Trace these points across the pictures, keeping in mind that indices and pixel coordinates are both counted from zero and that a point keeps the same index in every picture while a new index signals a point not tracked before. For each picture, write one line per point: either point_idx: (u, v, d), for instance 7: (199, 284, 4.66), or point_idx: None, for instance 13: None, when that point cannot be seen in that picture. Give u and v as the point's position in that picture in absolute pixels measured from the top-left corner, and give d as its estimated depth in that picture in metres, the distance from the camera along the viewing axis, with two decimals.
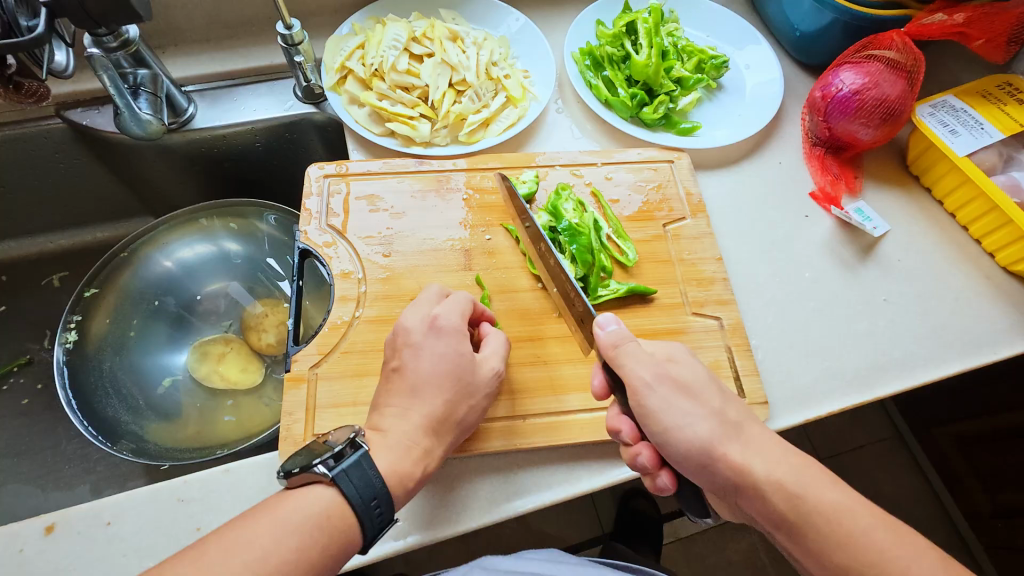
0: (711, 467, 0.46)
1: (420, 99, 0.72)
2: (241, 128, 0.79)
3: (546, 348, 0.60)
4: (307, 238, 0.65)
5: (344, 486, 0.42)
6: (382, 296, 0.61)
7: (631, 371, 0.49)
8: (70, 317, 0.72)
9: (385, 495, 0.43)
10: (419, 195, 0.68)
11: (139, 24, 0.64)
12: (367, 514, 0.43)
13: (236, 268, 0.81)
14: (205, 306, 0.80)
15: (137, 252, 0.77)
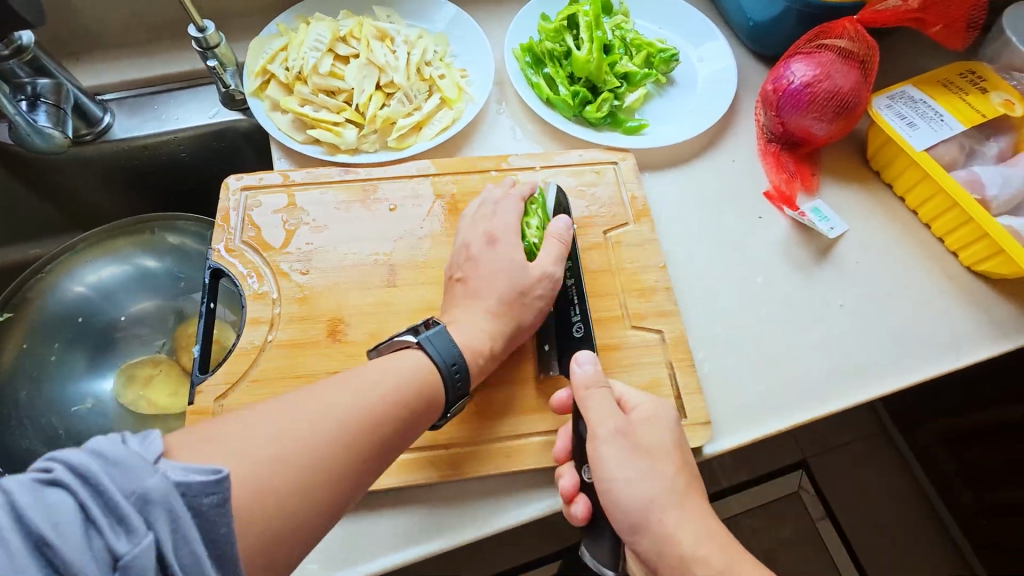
0: (638, 525, 0.44)
1: (346, 103, 0.68)
2: (163, 138, 0.75)
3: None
4: (219, 257, 0.60)
5: (430, 348, 0.47)
6: (298, 317, 0.57)
7: (591, 420, 0.47)
8: None
9: (463, 362, 0.48)
10: (343, 206, 0.64)
11: (32, 30, 0.59)
12: (448, 377, 0.47)
13: (160, 288, 0.77)
14: (135, 323, 0.76)
15: (54, 271, 0.72)
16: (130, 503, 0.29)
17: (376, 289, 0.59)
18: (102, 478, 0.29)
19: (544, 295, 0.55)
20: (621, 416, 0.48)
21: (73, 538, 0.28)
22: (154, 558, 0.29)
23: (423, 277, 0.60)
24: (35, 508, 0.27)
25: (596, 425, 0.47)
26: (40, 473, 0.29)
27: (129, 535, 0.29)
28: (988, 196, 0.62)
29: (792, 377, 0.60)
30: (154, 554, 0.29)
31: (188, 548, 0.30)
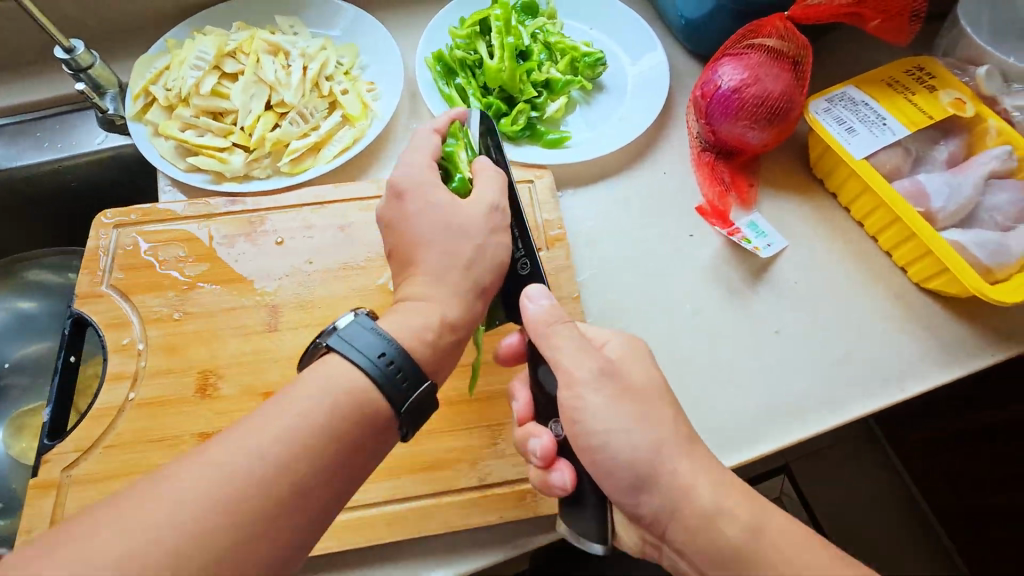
0: (648, 482, 0.38)
1: (232, 126, 0.62)
2: (47, 167, 0.69)
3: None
4: (81, 304, 0.54)
5: (347, 351, 0.37)
6: (163, 371, 0.51)
7: (556, 359, 0.42)
8: None
9: (408, 365, 0.38)
10: (225, 241, 0.58)
11: None
12: (389, 383, 0.37)
13: (42, 323, 0.73)
14: (25, 368, 0.70)
15: None
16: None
17: (255, 336, 0.53)
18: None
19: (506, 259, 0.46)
20: (596, 353, 0.42)
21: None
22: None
23: (309, 320, 0.54)
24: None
25: (574, 369, 0.41)
26: None
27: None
28: (933, 209, 0.56)
29: (722, 418, 0.54)
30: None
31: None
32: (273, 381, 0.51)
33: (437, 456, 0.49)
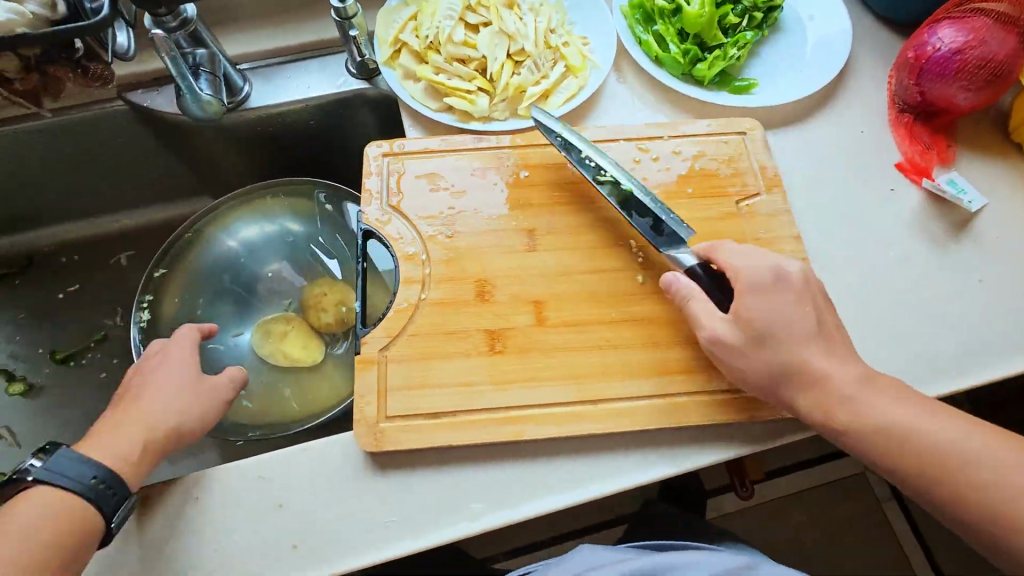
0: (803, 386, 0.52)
1: (477, 72, 0.69)
2: (299, 105, 0.78)
3: (610, 331, 0.58)
4: (368, 219, 0.63)
5: None
6: (447, 278, 0.60)
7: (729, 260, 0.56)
8: (143, 297, 0.75)
9: None
10: (479, 173, 0.66)
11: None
12: None
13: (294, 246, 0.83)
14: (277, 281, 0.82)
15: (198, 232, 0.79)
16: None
17: (517, 254, 0.62)
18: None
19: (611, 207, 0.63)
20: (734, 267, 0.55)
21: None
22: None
23: (561, 244, 0.62)
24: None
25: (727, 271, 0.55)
26: None
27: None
28: None
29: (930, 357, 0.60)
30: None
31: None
32: (539, 292, 0.60)
33: (688, 363, 0.56)
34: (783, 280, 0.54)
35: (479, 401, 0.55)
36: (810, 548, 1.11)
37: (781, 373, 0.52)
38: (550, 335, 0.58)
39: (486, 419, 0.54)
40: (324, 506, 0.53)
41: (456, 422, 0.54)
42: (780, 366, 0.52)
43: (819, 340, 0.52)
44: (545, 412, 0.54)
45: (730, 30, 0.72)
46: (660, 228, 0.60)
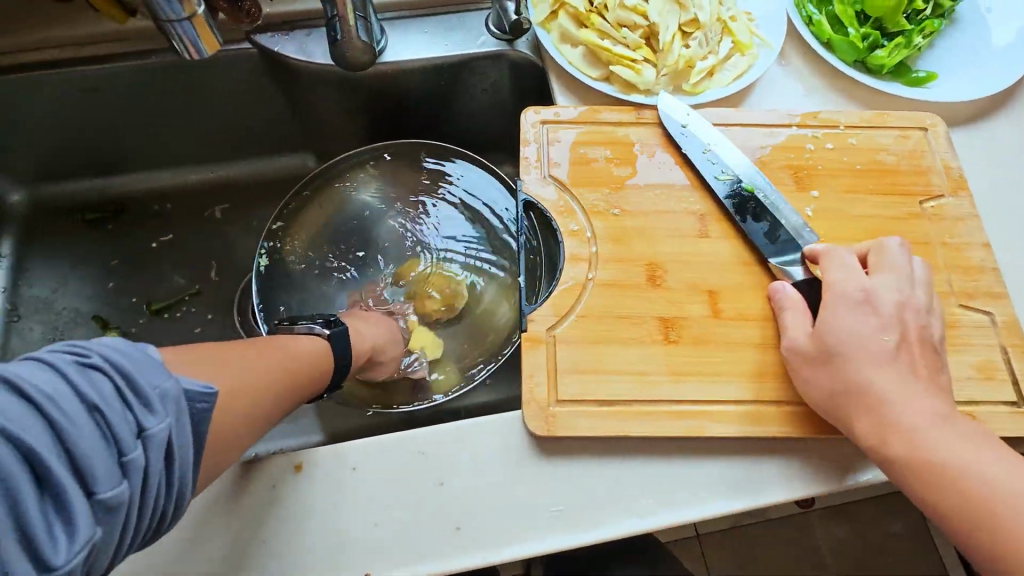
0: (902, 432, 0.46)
1: (643, 40, 0.64)
2: (434, 62, 0.74)
3: (772, 330, 0.54)
4: (528, 190, 0.59)
5: None
6: (615, 259, 0.56)
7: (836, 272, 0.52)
8: (263, 248, 0.75)
9: None
10: (645, 149, 0.61)
11: None
12: None
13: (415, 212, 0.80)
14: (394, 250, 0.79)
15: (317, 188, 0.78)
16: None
17: (689, 239, 0.57)
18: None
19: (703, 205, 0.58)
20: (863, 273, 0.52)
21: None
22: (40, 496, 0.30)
23: (736, 231, 0.58)
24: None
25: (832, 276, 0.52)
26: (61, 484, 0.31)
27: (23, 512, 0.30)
28: None
29: None
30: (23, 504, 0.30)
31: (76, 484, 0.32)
32: (715, 281, 0.56)
33: None
34: (874, 301, 0.50)
35: (655, 392, 0.51)
36: (883, 562, 1.08)
37: (841, 394, 0.48)
38: (728, 328, 0.54)
39: (663, 411, 0.51)
40: (486, 490, 0.50)
41: (631, 411, 0.51)
42: (842, 386, 0.48)
43: (883, 363, 0.47)
44: (725, 410, 0.51)
45: (914, 15, 0.67)
46: (776, 234, 0.56)
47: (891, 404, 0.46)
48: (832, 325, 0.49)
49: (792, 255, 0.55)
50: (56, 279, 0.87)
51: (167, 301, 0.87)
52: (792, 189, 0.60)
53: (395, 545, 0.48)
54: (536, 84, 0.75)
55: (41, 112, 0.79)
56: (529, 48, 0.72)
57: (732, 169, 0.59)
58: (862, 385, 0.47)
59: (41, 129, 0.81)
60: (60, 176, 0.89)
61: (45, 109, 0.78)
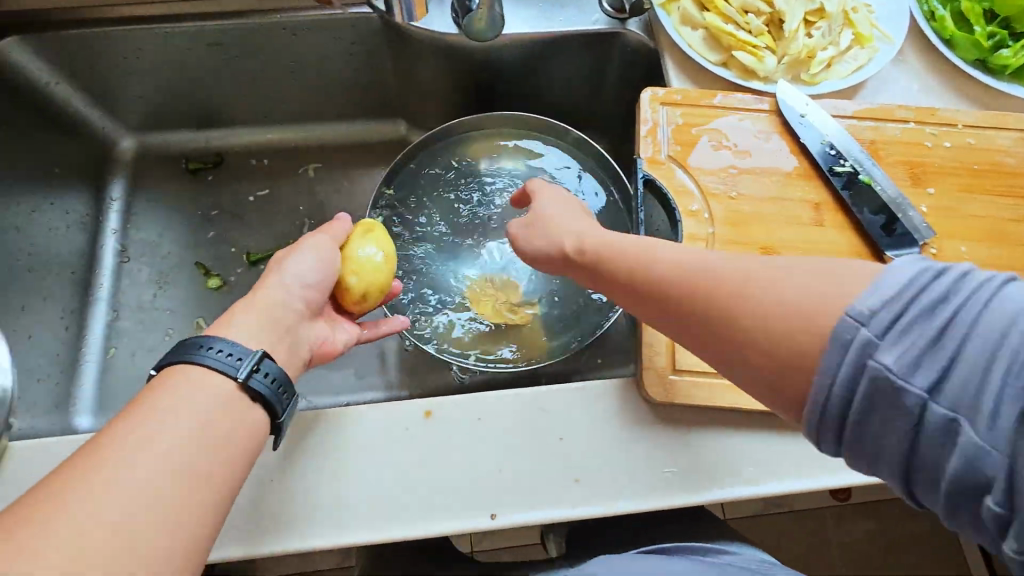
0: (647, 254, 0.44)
1: (767, 27, 0.65)
2: (548, 37, 0.76)
3: None
4: (649, 168, 0.61)
5: None
6: (733, 241, 0.58)
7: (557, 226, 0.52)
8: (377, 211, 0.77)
9: None
10: (762, 135, 0.63)
11: None
12: None
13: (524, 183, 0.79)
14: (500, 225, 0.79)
15: (426, 150, 0.79)
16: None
17: (805, 226, 0.59)
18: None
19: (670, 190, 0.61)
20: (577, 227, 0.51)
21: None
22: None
23: (852, 222, 0.59)
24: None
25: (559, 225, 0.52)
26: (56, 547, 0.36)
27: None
28: None
29: None
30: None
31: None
32: None
33: None
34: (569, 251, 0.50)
35: None
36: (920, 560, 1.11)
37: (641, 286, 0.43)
38: None
39: None
40: (602, 447, 0.53)
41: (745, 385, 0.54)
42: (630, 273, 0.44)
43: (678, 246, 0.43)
44: None
45: None
46: (892, 227, 0.58)
47: (684, 261, 0.41)
48: (623, 241, 0.47)
49: (908, 249, 0.57)
50: (160, 224, 0.91)
51: (265, 254, 0.90)
52: (908, 183, 0.61)
53: (519, 491, 0.52)
54: (643, 69, 0.76)
55: (162, 62, 0.81)
56: (640, 28, 0.73)
57: (849, 159, 0.60)
58: (609, 268, 0.46)
59: (159, 79, 0.84)
60: (167, 126, 0.92)
61: (166, 59, 0.81)
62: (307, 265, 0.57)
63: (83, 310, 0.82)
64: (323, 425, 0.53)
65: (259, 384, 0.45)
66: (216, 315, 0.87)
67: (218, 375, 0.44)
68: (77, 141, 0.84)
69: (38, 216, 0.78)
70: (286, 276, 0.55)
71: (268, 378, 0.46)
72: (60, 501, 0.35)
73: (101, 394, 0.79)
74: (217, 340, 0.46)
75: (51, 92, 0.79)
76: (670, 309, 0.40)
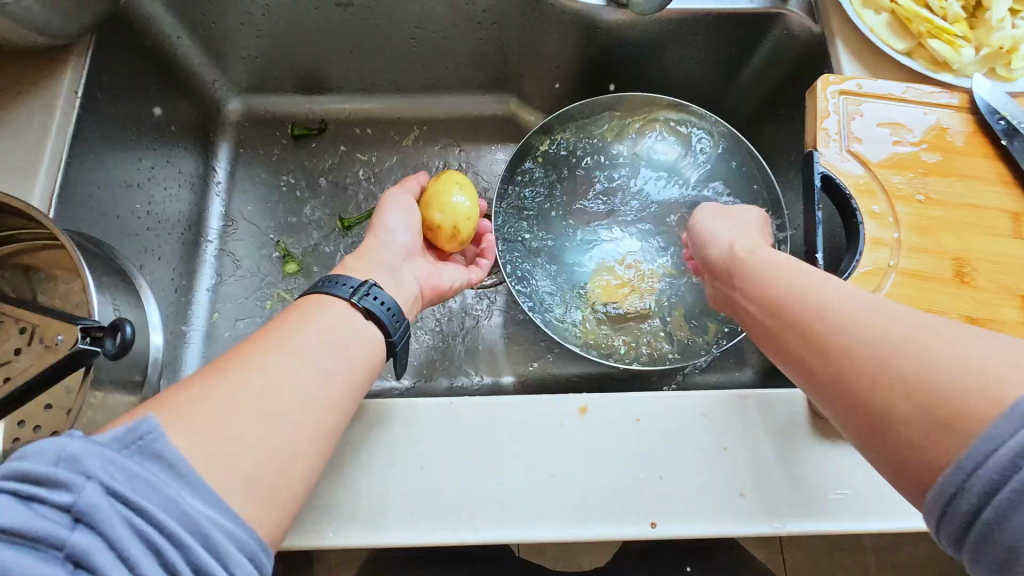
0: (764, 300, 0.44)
1: (965, 13, 0.59)
2: (698, 15, 0.69)
3: None
4: (826, 162, 0.57)
5: None
6: (921, 248, 0.53)
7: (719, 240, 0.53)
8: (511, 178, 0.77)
9: None
10: (954, 134, 0.57)
11: None
12: None
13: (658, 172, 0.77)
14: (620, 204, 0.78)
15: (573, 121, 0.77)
16: (62, 466, 0.32)
17: (1003, 238, 0.54)
18: (27, 465, 0.32)
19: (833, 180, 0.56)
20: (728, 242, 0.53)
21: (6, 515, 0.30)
22: (105, 498, 0.32)
23: None
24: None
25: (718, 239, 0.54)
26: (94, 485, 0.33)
27: (68, 490, 0.32)
28: None
29: None
30: (104, 492, 0.32)
31: (165, 498, 0.34)
32: None
33: None
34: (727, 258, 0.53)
35: None
36: None
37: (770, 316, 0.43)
38: None
39: None
40: (771, 461, 0.49)
41: None
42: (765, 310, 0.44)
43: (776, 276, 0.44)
44: None
45: None
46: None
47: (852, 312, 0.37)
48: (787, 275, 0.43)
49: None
50: (262, 189, 0.88)
51: (361, 219, 0.86)
52: None
53: (683, 500, 0.48)
54: (800, 53, 0.69)
55: (285, 20, 0.78)
56: (803, 9, 0.67)
57: None
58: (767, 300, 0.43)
59: (275, 39, 0.81)
60: (271, 89, 0.89)
61: (288, 18, 0.78)
62: (400, 223, 0.62)
63: (191, 272, 0.81)
64: (476, 412, 0.51)
65: (372, 306, 0.49)
66: (317, 285, 0.84)
67: (338, 301, 0.49)
68: (190, 99, 0.82)
69: (157, 174, 0.76)
70: (382, 230, 0.60)
71: (380, 303, 0.50)
72: (217, 386, 0.40)
73: (207, 358, 0.79)
74: (346, 276, 0.51)
75: (171, 46, 0.76)
76: (815, 351, 0.38)
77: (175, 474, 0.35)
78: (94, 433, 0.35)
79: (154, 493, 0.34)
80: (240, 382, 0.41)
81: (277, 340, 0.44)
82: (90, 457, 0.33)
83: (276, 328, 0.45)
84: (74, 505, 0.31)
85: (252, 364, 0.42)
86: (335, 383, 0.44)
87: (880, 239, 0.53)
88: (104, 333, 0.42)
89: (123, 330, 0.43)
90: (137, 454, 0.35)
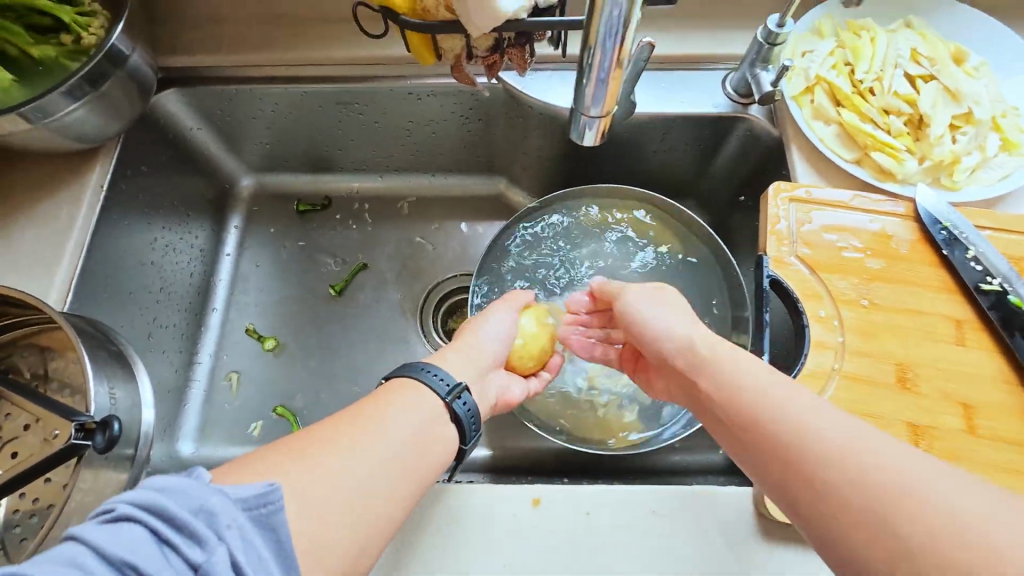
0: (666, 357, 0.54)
1: (907, 128, 0.63)
2: (664, 119, 0.75)
3: None
4: (775, 266, 0.60)
5: None
6: (863, 352, 0.56)
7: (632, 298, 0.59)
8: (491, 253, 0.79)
9: None
10: (897, 241, 0.60)
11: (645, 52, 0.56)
12: None
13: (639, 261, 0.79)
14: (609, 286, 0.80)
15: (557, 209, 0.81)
16: (200, 517, 0.33)
17: (945, 344, 0.56)
18: (169, 506, 0.33)
19: (800, 277, 0.59)
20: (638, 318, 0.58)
21: (145, 560, 0.31)
22: (228, 567, 0.32)
23: (999, 345, 0.56)
24: (113, 544, 0.31)
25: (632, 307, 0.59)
26: (202, 541, 0.33)
27: (202, 547, 0.32)
28: None
29: None
30: (229, 562, 0.33)
31: None
32: (972, 396, 0.54)
33: None
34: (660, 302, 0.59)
35: None
36: None
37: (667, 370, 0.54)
38: (985, 448, 0.52)
39: None
40: (714, 560, 0.51)
41: None
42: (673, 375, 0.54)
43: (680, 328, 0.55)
44: None
45: None
46: None
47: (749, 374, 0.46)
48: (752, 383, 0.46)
49: None
50: (266, 259, 0.95)
51: (348, 280, 0.93)
52: None
53: None
54: (765, 153, 0.74)
55: (294, 114, 0.86)
56: (763, 114, 0.72)
57: (996, 277, 0.57)
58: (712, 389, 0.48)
59: (283, 128, 0.89)
60: (280, 168, 0.96)
61: (295, 112, 0.86)
62: (495, 331, 0.61)
63: (194, 337, 0.87)
64: (435, 500, 0.54)
65: (458, 406, 0.49)
66: (309, 351, 0.89)
67: (432, 395, 0.48)
68: (206, 179, 0.90)
69: (170, 249, 0.83)
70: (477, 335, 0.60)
71: (466, 406, 0.49)
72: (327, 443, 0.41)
73: (203, 422, 0.83)
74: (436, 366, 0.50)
75: (191, 136, 0.85)
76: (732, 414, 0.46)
77: (281, 558, 0.36)
78: (229, 487, 0.35)
79: (262, 568, 0.34)
80: (326, 462, 0.40)
81: (345, 429, 0.43)
82: (225, 517, 0.34)
83: (353, 412, 0.45)
84: (204, 565, 0.32)
85: (326, 447, 0.41)
86: (392, 471, 0.42)
87: (822, 344, 0.56)
88: (94, 430, 0.50)
89: (111, 427, 0.52)
90: (257, 522, 0.35)
